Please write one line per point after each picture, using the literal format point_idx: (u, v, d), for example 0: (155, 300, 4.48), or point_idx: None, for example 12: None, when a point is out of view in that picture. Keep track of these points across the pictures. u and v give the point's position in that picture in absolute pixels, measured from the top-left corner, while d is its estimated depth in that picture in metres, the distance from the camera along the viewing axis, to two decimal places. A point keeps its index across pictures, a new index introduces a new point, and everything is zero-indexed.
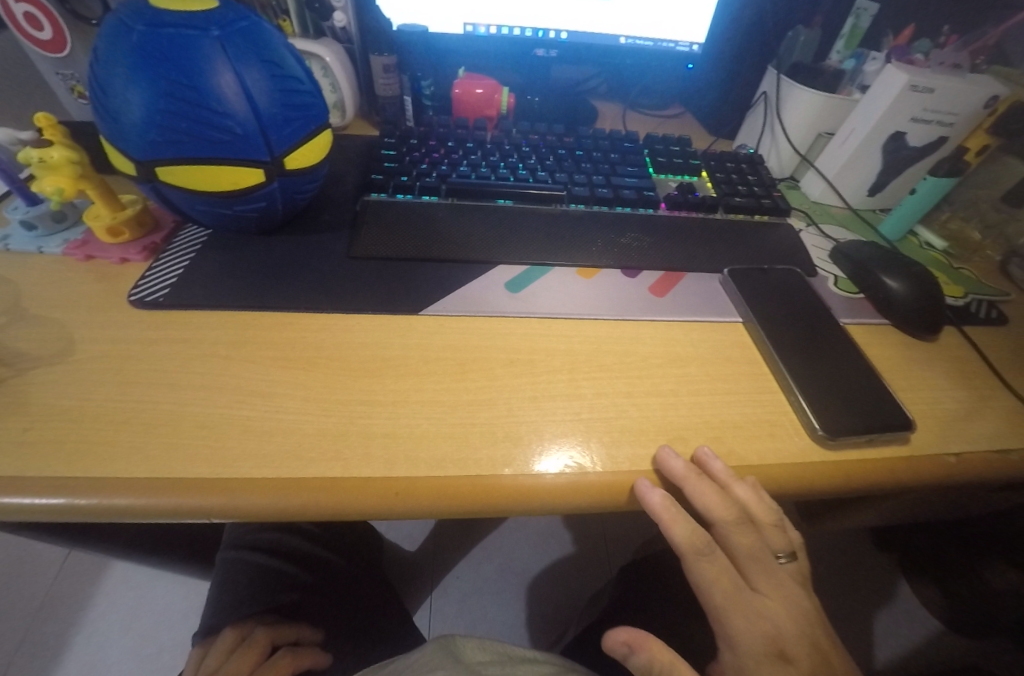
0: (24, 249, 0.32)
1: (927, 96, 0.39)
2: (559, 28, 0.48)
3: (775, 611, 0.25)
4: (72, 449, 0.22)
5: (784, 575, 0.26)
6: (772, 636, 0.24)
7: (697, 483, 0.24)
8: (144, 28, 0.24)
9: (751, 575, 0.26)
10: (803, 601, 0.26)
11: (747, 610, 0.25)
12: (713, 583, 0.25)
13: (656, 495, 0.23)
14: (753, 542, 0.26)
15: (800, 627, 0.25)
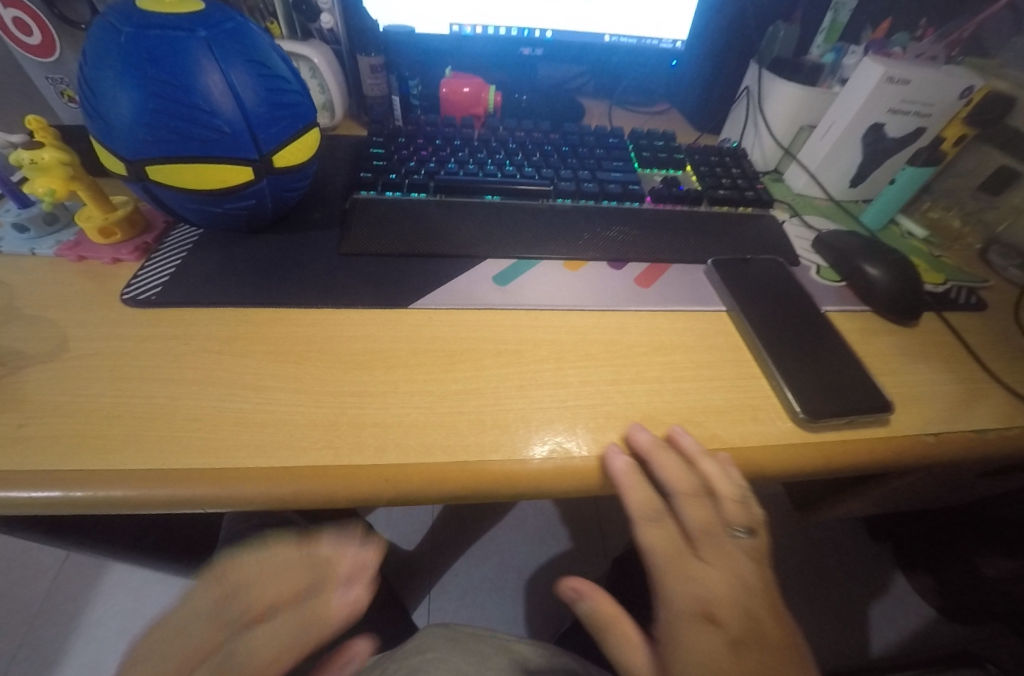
0: (16, 250, 0.33)
1: (904, 87, 0.40)
2: (543, 27, 0.49)
3: (712, 578, 0.25)
4: (68, 443, 0.23)
5: (735, 552, 0.26)
6: (700, 597, 0.25)
7: (657, 455, 0.25)
8: (131, 29, 0.25)
9: (698, 544, 0.26)
10: (749, 573, 0.26)
11: (684, 573, 0.26)
12: (655, 547, 0.26)
13: (622, 459, 0.24)
14: (705, 513, 0.26)
15: (737, 597, 0.25)
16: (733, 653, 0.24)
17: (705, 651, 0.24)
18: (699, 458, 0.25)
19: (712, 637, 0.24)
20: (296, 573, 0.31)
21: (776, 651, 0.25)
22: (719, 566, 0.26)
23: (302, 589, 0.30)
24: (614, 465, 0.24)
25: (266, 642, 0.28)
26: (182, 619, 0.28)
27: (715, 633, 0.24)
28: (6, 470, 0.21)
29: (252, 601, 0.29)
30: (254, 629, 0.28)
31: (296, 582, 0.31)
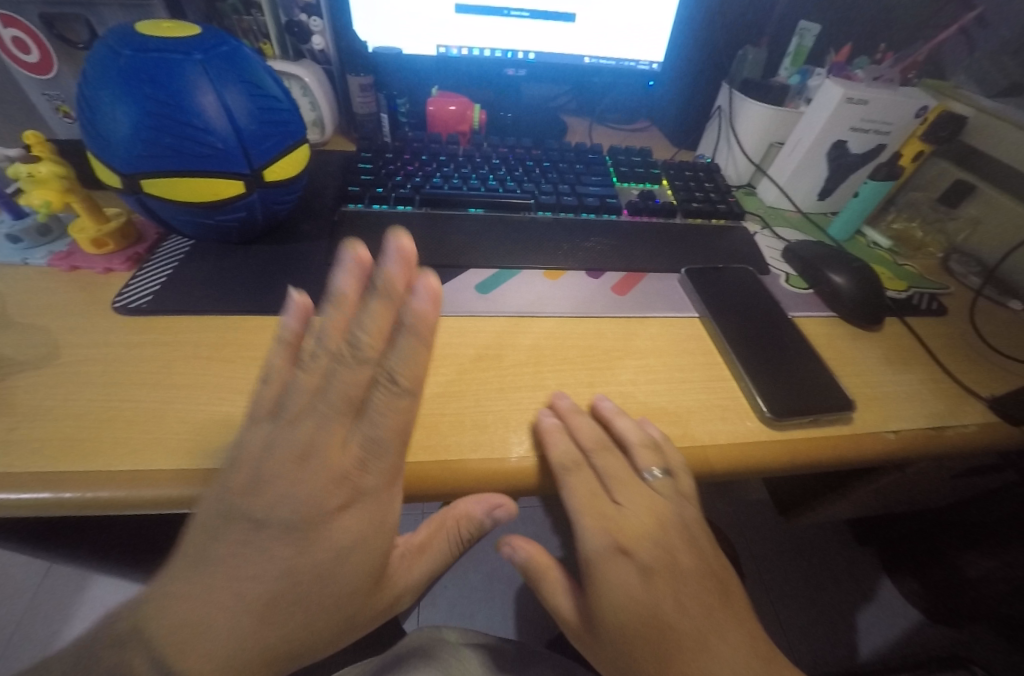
0: (9, 260, 0.33)
1: (863, 107, 0.43)
2: (526, 49, 0.51)
3: (625, 519, 0.28)
4: (59, 445, 0.23)
5: (648, 498, 0.28)
6: (614, 537, 0.27)
7: (575, 417, 0.27)
8: (130, 53, 0.26)
9: (613, 489, 0.28)
10: (660, 510, 0.28)
11: (600, 517, 0.27)
12: (576, 494, 0.26)
13: (548, 418, 0.26)
14: (616, 462, 0.28)
15: (647, 531, 0.27)
16: (644, 582, 0.26)
17: (621, 587, 0.26)
18: (619, 419, 0.28)
19: (627, 569, 0.26)
20: (345, 322, 0.21)
21: (686, 577, 0.27)
22: (634, 511, 0.28)
23: (357, 333, 0.21)
24: (543, 422, 0.26)
25: (386, 406, 0.23)
26: (312, 379, 0.22)
27: (628, 565, 0.26)
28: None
29: (315, 354, 0.22)
30: (392, 391, 0.23)
31: (361, 343, 0.21)
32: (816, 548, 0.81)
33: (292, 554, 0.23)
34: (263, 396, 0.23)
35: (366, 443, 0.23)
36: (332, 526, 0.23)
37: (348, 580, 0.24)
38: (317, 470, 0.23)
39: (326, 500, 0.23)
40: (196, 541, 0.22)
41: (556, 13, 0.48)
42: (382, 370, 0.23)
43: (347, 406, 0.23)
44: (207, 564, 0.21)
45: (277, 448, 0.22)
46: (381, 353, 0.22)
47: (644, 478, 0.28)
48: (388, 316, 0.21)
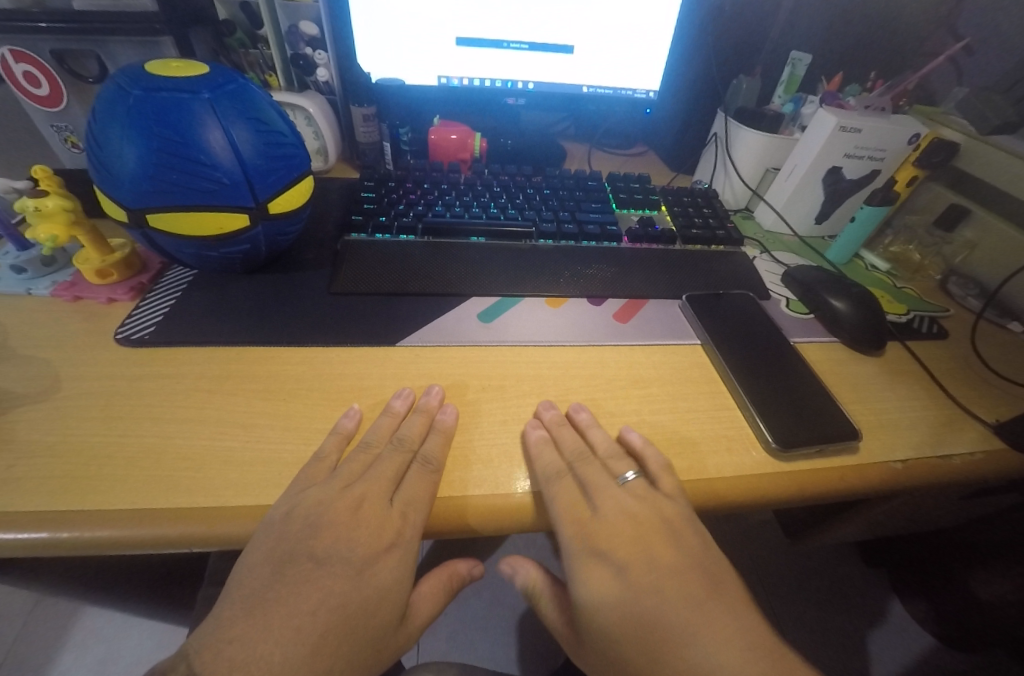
0: (12, 290, 0.34)
1: (856, 135, 0.44)
2: (526, 79, 0.52)
3: (603, 527, 0.26)
4: (56, 483, 0.23)
5: (623, 494, 0.26)
6: (589, 540, 0.25)
7: (561, 429, 0.28)
8: (140, 92, 0.27)
9: (592, 497, 0.26)
10: (634, 507, 0.26)
11: (575, 523, 0.25)
12: (557, 503, 0.25)
13: (547, 415, 0.28)
14: (594, 469, 0.27)
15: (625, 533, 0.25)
16: (624, 583, 0.24)
17: (600, 589, 0.24)
18: (593, 425, 0.28)
19: (607, 577, 0.25)
20: (393, 423, 0.27)
21: (670, 572, 0.25)
22: (609, 515, 0.26)
23: (401, 432, 0.27)
24: (529, 436, 0.27)
25: (415, 481, 0.25)
26: (360, 461, 0.26)
27: (609, 571, 0.25)
28: None
29: (370, 443, 0.27)
30: (424, 470, 0.25)
31: (404, 437, 0.26)
32: (824, 571, 0.79)
33: (345, 589, 0.23)
34: (319, 462, 0.25)
35: (404, 503, 0.24)
36: (376, 572, 0.24)
37: (389, 620, 0.24)
38: (365, 519, 0.24)
39: (374, 542, 0.24)
40: (253, 584, 0.22)
41: (554, 46, 0.50)
42: (417, 456, 0.26)
43: (389, 481, 0.25)
44: (265, 605, 0.22)
45: (332, 504, 0.24)
46: (418, 441, 0.26)
47: (621, 482, 0.27)
48: (423, 424, 0.27)
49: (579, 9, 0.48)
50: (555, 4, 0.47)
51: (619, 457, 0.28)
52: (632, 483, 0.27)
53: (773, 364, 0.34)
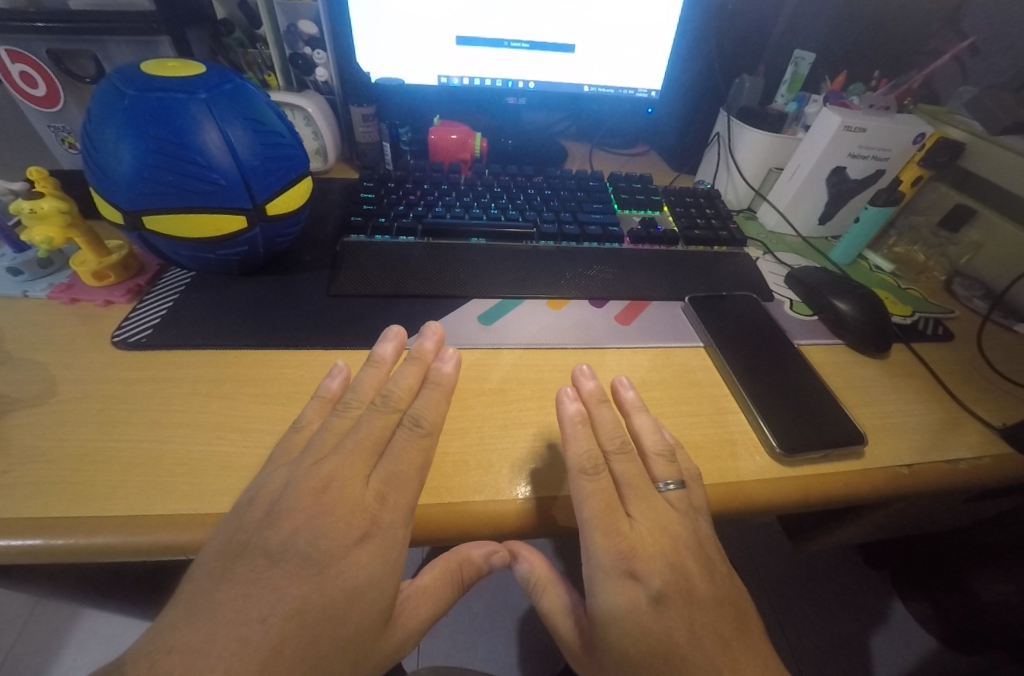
0: (9, 292, 0.33)
1: (861, 134, 0.43)
2: (526, 79, 0.52)
3: (639, 537, 0.25)
4: (49, 489, 0.23)
5: (661, 504, 0.26)
6: (623, 553, 0.24)
7: (597, 405, 0.28)
8: (135, 92, 0.26)
9: (628, 498, 0.26)
10: (674, 523, 0.26)
11: (611, 532, 0.24)
12: (588, 500, 0.24)
13: (572, 406, 0.27)
14: (634, 468, 0.27)
15: (662, 549, 0.25)
16: (655, 608, 0.24)
17: (629, 609, 0.24)
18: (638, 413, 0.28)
19: (636, 594, 0.24)
20: (381, 374, 0.29)
21: (700, 603, 0.25)
22: (644, 523, 0.26)
23: (388, 388, 0.28)
24: (567, 408, 0.27)
25: (404, 443, 0.25)
26: (342, 423, 0.27)
27: (637, 589, 0.24)
28: None
29: (353, 402, 0.28)
30: (414, 432, 0.26)
31: (392, 394, 0.28)
32: (825, 572, 0.79)
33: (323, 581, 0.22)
34: (299, 430, 0.26)
35: (385, 478, 0.24)
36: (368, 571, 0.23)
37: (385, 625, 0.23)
38: (339, 499, 0.24)
39: (348, 529, 0.23)
40: (207, 580, 0.21)
41: (555, 46, 0.50)
42: (406, 417, 0.27)
43: (373, 447, 0.26)
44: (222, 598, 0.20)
45: (297, 484, 0.24)
46: (406, 403, 0.27)
47: (659, 490, 0.26)
48: (416, 375, 0.28)
49: (580, 9, 0.47)
50: (556, 6, 0.47)
51: (621, 461, 0.27)
52: (672, 492, 0.26)
53: (759, 354, 0.34)
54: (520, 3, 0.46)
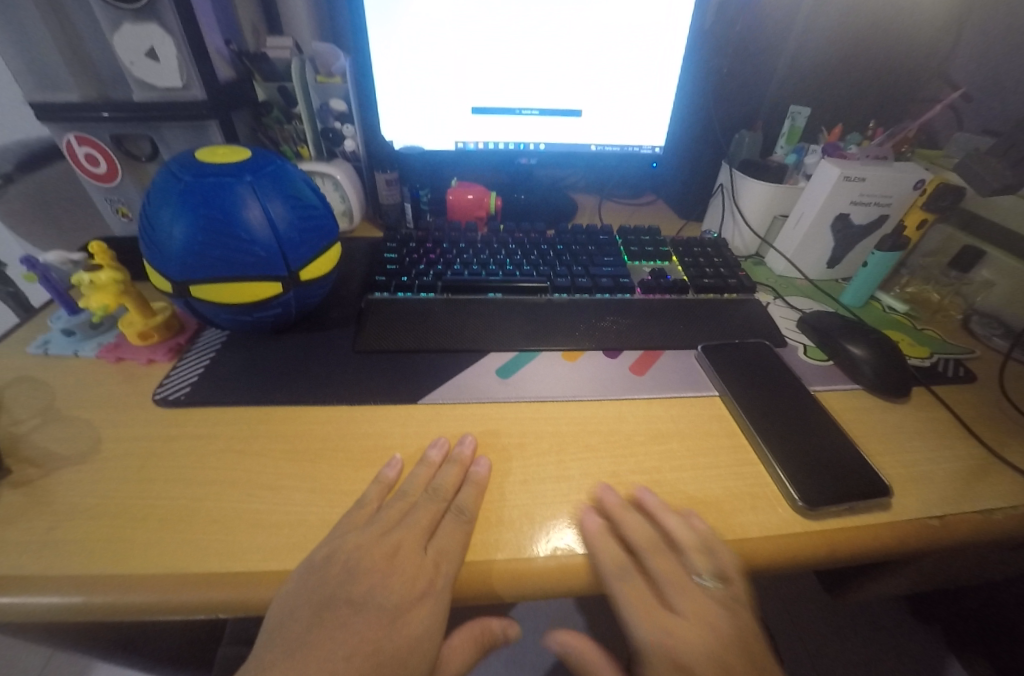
0: (62, 353, 0.36)
1: (861, 184, 0.45)
2: (537, 141, 0.56)
3: (684, 635, 0.25)
4: (94, 547, 0.24)
5: (703, 596, 0.26)
6: (671, 650, 0.24)
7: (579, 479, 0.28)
8: (190, 177, 0.30)
9: (671, 595, 0.26)
10: (717, 619, 0.25)
11: (653, 623, 0.25)
12: (630, 599, 0.25)
13: (612, 496, 0.27)
14: (668, 562, 0.26)
15: (715, 653, 0.25)
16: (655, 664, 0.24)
17: None
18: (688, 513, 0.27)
19: None
20: (430, 474, 0.28)
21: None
22: (687, 617, 0.25)
23: (436, 482, 0.28)
24: (607, 499, 0.27)
25: (450, 531, 0.25)
26: (397, 510, 0.26)
27: None
28: (34, 575, 0.22)
29: (407, 492, 0.27)
30: (458, 520, 0.26)
31: (439, 487, 0.27)
32: (869, 630, 0.74)
33: (376, 637, 0.23)
34: (363, 506, 0.26)
35: (438, 552, 0.25)
36: (407, 623, 0.23)
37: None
38: (402, 566, 0.24)
39: (406, 593, 0.24)
40: (290, 624, 0.22)
41: (562, 111, 0.54)
42: (451, 506, 0.27)
43: (423, 531, 0.26)
44: (302, 648, 0.22)
45: (369, 548, 0.24)
46: (452, 492, 0.27)
47: (696, 581, 0.26)
48: (456, 475, 0.28)
49: (581, 8, 0.47)
50: (556, 6, 0.47)
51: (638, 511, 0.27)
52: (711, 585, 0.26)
53: (782, 400, 0.35)
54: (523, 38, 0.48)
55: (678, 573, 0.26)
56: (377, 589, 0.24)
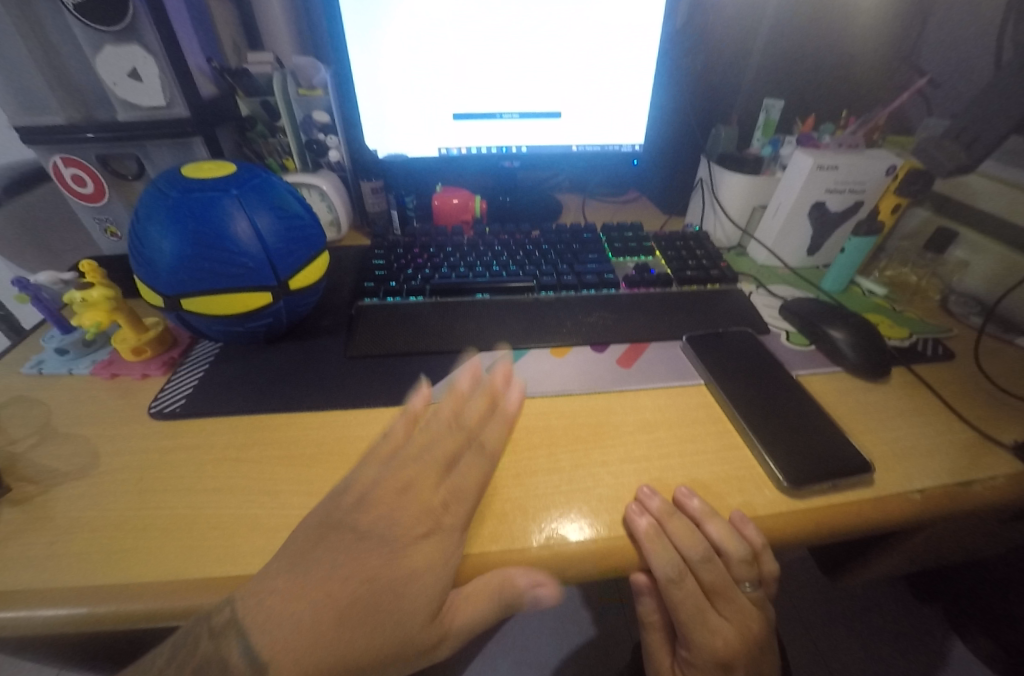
0: (55, 371, 0.36)
1: (834, 172, 0.46)
2: (519, 144, 0.57)
3: (727, 634, 0.28)
4: (96, 557, 0.24)
5: (745, 600, 0.28)
6: (717, 650, 0.28)
7: (569, 470, 0.29)
8: (177, 193, 0.30)
9: (719, 600, 0.28)
10: (752, 621, 0.29)
11: (705, 629, 0.27)
12: (683, 604, 0.27)
13: (642, 519, 0.26)
14: (718, 572, 0.27)
15: (747, 644, 0.28)
16: None
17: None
18: (713, 521, 0.27)
19: None
20: (457, 404, 0.31)
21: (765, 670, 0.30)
22: (732, 619, 0.28)
23: (463, 414, 0.31)
24: (636, 525, 0.26)
25: (470, 467, 0.28)
26: (421, 439, 0.29)
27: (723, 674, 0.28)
28: (37, 588, 0.23)
29: (431, 426, 0.30)
30: (478, 455, 0.28)
31: (465, 421, 0.30)
32: (869, 609, 0.75)
33: (376, 566, 0.23)
34: (388, 442, 0.29)
35: (450, 490, 0.27)
36: (409, 553, 0.24)
37: (411, 615, 0.23)
38: (413, 500, 0.26)
39: (412, 526, 0.25)
40: (301, 542, 0.24)
41: (543, 112, 0.55)
42: (474, 439, 0.30)
43: (441, 468, 0.28)
44: (307, 559, 0.23)
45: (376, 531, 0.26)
46: (478, 427, 0.30)
47: (741, 589, 0.28)
48: (484, 407, 0.31)
49: (580, 12, 0.49)
50: (556, 7, 0.48)
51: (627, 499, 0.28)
52: (752, 590, 0.28)
53: (767, 385, 0.35)
54: (506, 43, 0.49)
55: (727, 583, 0.28)
56: (385, 519, 0.25)
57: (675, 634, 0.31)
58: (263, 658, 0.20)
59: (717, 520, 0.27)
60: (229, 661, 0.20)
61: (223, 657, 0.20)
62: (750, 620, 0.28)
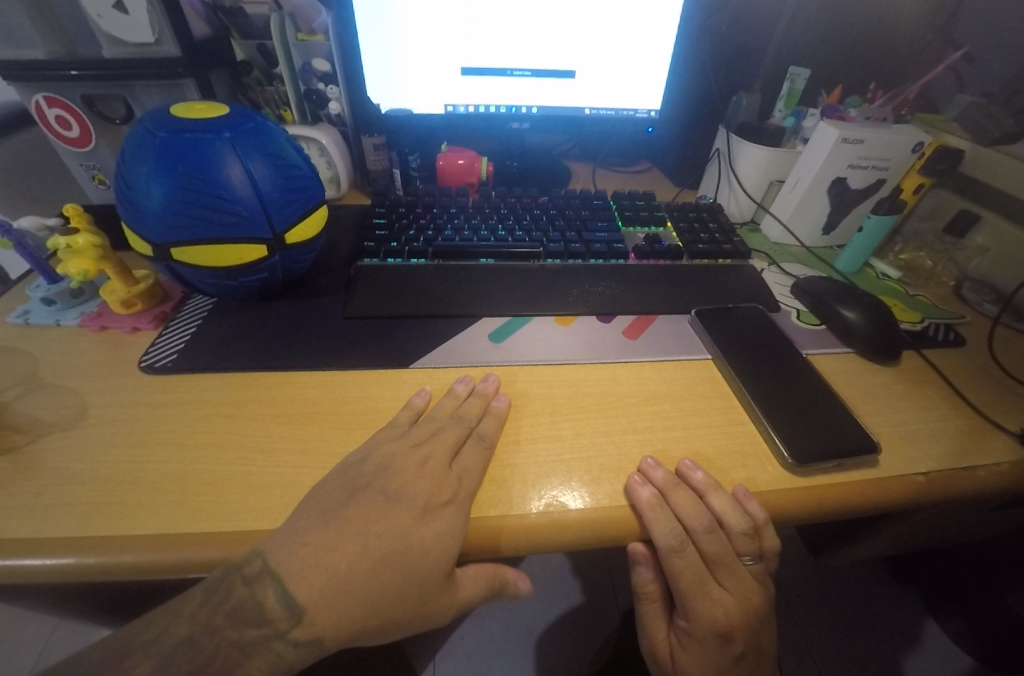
0: (43, 322, 0.35)
1: (859, 146, 0.44)
2: (530, 104, 0.54)
3: (728, 605, 0.28)
4: (85, 511, 0.23)
5: (745, 573, 0.28)
6: (717, 621, 0.28)
7: (571, 437, 0.29)
8: (165, 134, 0.28)
9: (719, 573, 0.28)
10: (752, 594, 0.29)
11: (706, 599, 0.27)
12: (682, 575, 0.27)
13: (644, 491, 0.25)
14: (720, 544, 0.27)
15: (747, 616, 0.28)
16: None
17: (706, 649, 0.29)
18: (717, 493, 0.26)
19: (721, 647, 0.28)
20: (456, 403, 0.30)
21: (762, 640, 0.30)
22: (731, 590, 0.28)
23: (461, 410, 0.29)
24: (639, 496, 0.25)
25: (471, 455, 0.27)
26: None
27: (721, 645, 0.28)
28: (24, 538, 0.22)
29: (434, 417, 0.29)
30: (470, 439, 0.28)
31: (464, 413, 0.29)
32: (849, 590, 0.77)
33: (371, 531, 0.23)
34: (393, 426, 0.28)
35: (460, 470, 0.26)
36: (429, 524, 0.24)
37: (431, 585, 0.23)
38: (421, 480, 0.26)
39: (428, 503, 0.25)
40: (323, 508, 0.24)
41: (555, 71, 0.52)
42: (473, 432, 0.28)
43: (448, 450, 0.27)
44: (336, 527, 0.23)
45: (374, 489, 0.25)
46: (476, 420, 0.29)
47: (742, 562, 0.28)
48: (479, 406, 0.30)
49: None
50: (558, 10, 0.47)
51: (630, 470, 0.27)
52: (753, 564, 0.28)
53: (776, 364, 0.35)
54: (521, 5, 0.47)
55: (728, 556, 0.27)
56: (406, 490, 0.25)
57: (672, 605, 0.31)
58: (301, 604, 0.21)
59: (721, 493, 0.26)
60: (268, 604, 0.21)
61: (255, 627, 0.21)
62: (750, 592, 0.28)
